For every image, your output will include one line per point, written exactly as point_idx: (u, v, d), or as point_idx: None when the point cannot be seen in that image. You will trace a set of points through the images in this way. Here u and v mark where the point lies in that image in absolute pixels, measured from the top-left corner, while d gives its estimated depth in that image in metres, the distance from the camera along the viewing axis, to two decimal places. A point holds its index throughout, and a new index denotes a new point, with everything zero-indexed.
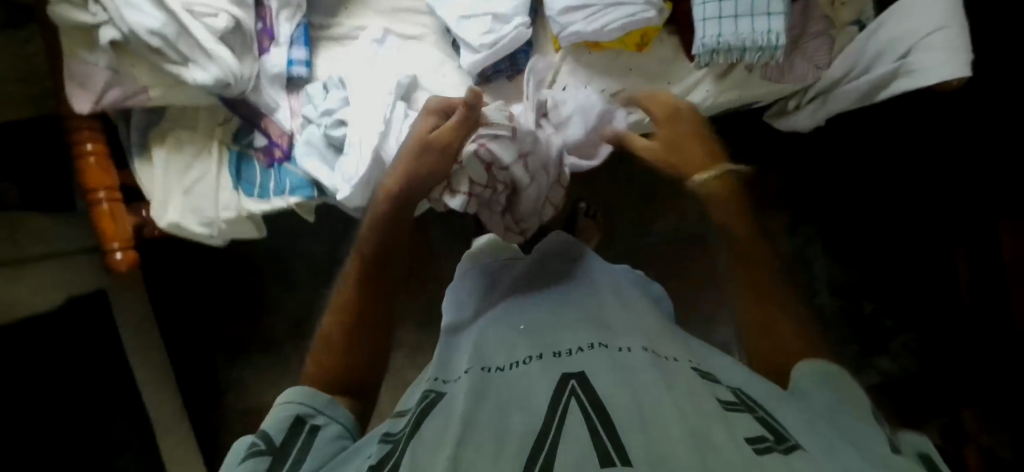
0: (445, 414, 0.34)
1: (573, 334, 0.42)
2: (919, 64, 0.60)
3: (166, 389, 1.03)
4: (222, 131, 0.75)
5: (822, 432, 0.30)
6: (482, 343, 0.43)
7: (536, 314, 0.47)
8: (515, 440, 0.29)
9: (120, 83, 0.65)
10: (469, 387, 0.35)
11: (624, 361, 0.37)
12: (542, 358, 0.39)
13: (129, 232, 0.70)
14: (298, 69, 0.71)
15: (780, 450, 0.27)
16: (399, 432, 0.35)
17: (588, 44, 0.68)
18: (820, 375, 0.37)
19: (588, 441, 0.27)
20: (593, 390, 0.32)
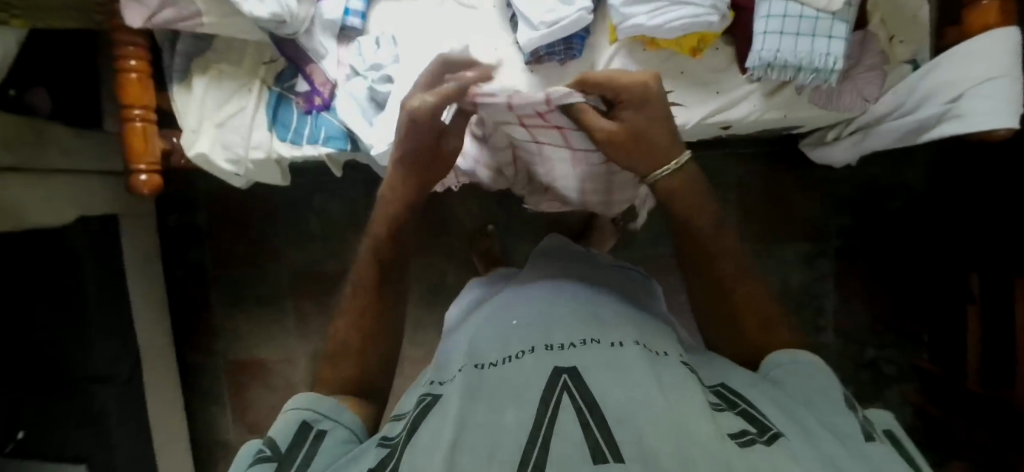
0: (442, 414, 0.39)
1: (567, 328, 0.47)
2: (967, 109, 0.60)
3: (160, 325, 1.02)
4: (266, 70, 0.75)
5: (803, 424, 0.37)
6: (480, 341, 0.49)
7: (529, 309, 0.52)
8: (509, 436, 0.34)
9: (175, 3, 0.64)
10: (464, 389, 0.40)
11: (614, 356, 0.42)
12: (535, 351, 0.43)
13: (157, 154, 0.71)
14: (353, 19, 0.70)
15: (762, 441, 0.34)
16: (396, 435, 0.41)
17: (645, 39, 0.67)
18: (793, 363, 0.45)
19: (581, 442, 0.32)
20: (585, 388, 0.37)
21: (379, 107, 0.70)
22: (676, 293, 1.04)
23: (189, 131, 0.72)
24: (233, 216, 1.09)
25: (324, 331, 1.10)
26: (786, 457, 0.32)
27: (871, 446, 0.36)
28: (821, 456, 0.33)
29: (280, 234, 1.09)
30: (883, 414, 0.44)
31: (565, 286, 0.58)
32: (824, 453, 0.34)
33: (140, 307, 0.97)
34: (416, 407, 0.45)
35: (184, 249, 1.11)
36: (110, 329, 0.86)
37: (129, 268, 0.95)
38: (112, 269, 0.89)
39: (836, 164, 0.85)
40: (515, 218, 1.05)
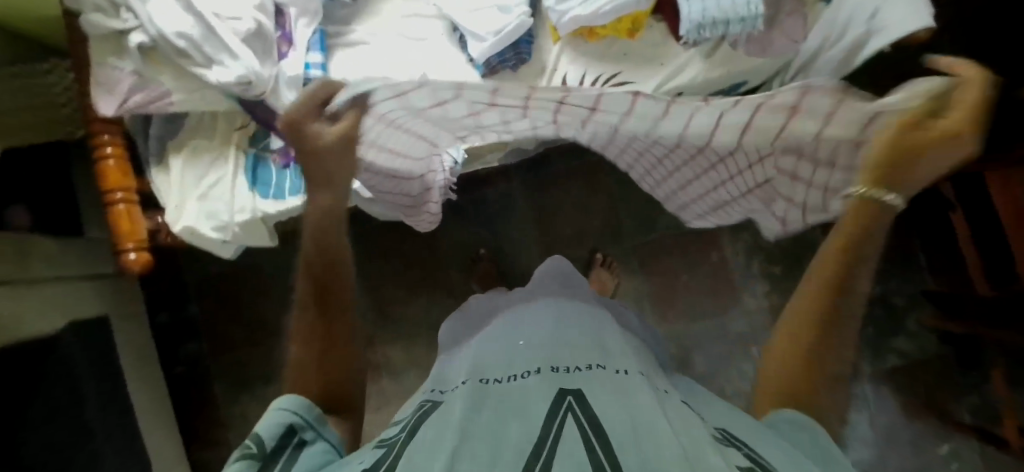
0: (441, 424, 0.36)
1: (573, 354, 0.45)
2: (885, 22, 0.66)
3: (163, 426, 0.98)
4: (239, 136, 0.77)
5: (801, 456, 0.33)
6: (483, 364, 0.47)
7: (537, 333, 0.51)
8: (513, 445, 0.32)
9: (144, 87, 0.69)
10: (468, 402, 0.38)
11: (620, 383, 0.40)
12: (541, 372, 0.41)
13: (144, 233, 0.73)
14: (314, 71, 0.75)
15: (762, 468, 0.30)
16: (393, 436, 0.38)
17: (585, 33, 0.73)
18: (795, 419, 0.38)
19: (584, 450, 0.29)
20: (589, 407, 0.35)
21: None
22: (676, 275, 1.05)
23: (172, 207, 0.74)
24: (226, 300, 1.09)
25: None
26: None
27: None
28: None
29: (276, 307, 1.09)
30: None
31: (566, 310, 0.57)
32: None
33: (143, 411, 0.93)
34: (414, 414, 0.42)
35: (180, 345, 1.09)
36: (114, 436, 0.82)
37: (126, 371, 0.92)
38: (109, 373, 0.86)
39: None
40: (502, 237, 1.06)
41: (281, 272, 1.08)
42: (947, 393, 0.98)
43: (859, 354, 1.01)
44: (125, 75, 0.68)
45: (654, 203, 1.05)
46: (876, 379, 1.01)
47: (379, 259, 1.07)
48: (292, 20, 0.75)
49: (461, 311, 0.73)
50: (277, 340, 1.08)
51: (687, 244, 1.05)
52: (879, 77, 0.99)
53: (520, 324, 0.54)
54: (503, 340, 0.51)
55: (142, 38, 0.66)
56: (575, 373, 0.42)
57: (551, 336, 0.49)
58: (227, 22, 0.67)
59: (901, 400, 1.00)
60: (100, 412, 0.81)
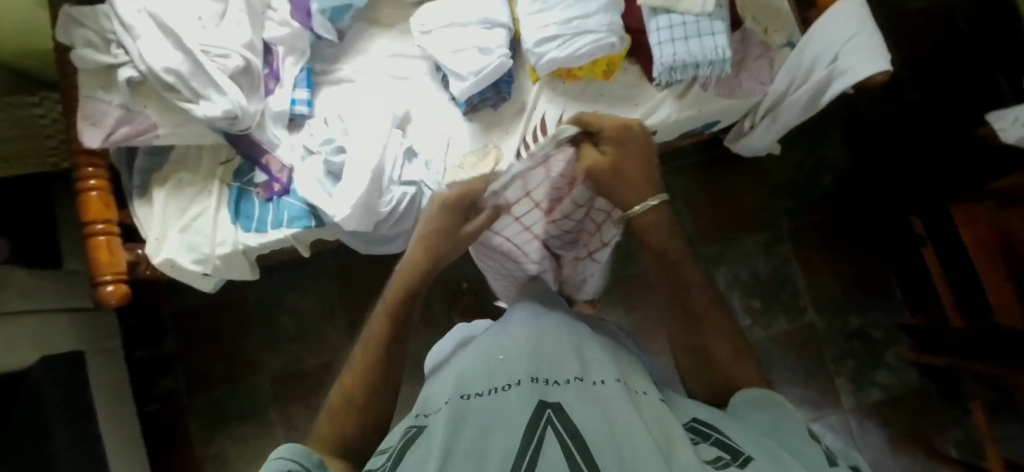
0: (424, 449, 0.35)
1: (554, 363, 0.44)
2: (845, 65, 0.69)
3: (133, 465, 0.95)
4: (223, 170, 0.78)
5: (772, 454, 0.32)
6: (463, 378, 0.46)
7: (518, 341, 0.49)
8: (495, 469, 0.31)
9: (131, 120, 0.70)
10: (450, 423, 0.37)
11: (599, 392, 0.39)
12: (521, 384, 0.40)
13: (123, 265, 0.73)
14: (300, 108, 0.78)
15: (736, 464, 0.30)
16: (378, 467, 0.37)
17: (562, 74, 0.76)
18: (759, 399, 0.39)
19: (564, 469, 0.29)
20: (569, 420, 0.34)
21: (336, 177, 0.76)
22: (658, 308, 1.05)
23: (154, 238, 0.74)
24: (205, 334, 1.07)
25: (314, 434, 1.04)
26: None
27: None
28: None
29: (256, 341, 1.07)
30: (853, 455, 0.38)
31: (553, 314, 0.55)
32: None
33: (113, 449, 0.90)
34: (398, 440, 0.40)
35: (155, 381, 1.06)
36: None
37: (98, 407, 0.89)
38: (81, 409, 0.84)
39: (760, 151, 0.92)
40: None
41: (263, 304, 1.08)
42: (931, 427, 0.98)
43: (842, 388, 1.01)
44: (113, 108, 0.69)
45: None
46: (860, 412, 1.00)
47: (362, 293, 1.07)
48: (281, 57, 0.78)
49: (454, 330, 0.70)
50: (256, 375, 1.06)
51: None
52: (848, 117, 1.04)
53: (499, 335, 0.53)
54: (486, 350, 0.50)
55: (131, 72, 0.68)
56: (556, 384, 0.40)
57: (531, 343, 0.48)
58: (216, 58, 0.69)
59: (887, 434, 0.99)
60: (68, 450, 0.78)
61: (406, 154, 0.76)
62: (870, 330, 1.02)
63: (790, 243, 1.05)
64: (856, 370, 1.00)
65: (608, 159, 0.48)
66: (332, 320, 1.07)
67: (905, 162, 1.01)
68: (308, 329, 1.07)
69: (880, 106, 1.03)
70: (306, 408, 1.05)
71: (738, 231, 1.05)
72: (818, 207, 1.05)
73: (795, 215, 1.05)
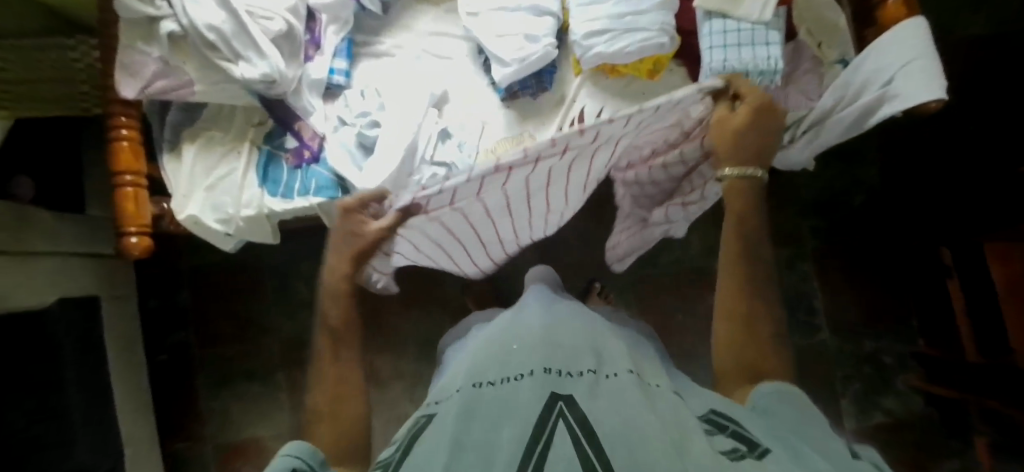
0: (434, 436, 0.34)
1: (565, 353, 0.43)
2: (899, 89, 0.66)
3: (140, 412, 0.96)
4: (255, 132, 0.78)
5: (794, 451, 0.32)
6: (473, 368, 0.45)
7: (526, 334, 0.48)
8: (504, 452, 0.30)
9: (169, 74, 0.69)
10: (458, 412, 0.36)
11: (612, 384, 0.37)
12: (532, 374, 0.39)
13: (148, 217, 0.73)
14: (338, 78, 0.78)
15: (753, 457, 0.30)
16: (388, 458, 0.36)
17: (605, 69, 0.74)
18: (778, 391, 0.40)
19: (574, 458, 0.28)
20: (581, 411, 0.33)
21: (368, 150, 0.75)
22: (672, 313, 1.05)
23: (179, 195, 0.74)
24: (219, 292, 1.08)
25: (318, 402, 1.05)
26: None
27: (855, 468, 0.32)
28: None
29: (269, 304, 1.08)
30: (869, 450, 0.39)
31: (562, 312, 0.53)
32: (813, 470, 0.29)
33: (122, 396, 0.91)
34: (409, 430, 0.39)
35: (167, 333, 1.08)
36: (90, 418, 0.80)
37: (110, 353, 0.90)
38: (93, 354, 0.85)
39: (795, 166, 0.90)
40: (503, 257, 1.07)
41: (279, 269, 1.08)
42: (931, 461, 0.98)
43: (845, 411, 1.01)
44: (151, 60, 0.68)
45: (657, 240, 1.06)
46: (861, 438, 1.00)
47: None
48: (323, 25, 0.77)
49: (461, 325, 0.69)
50: (265, 337, 1.07)
51: (685, 284, 1.05)
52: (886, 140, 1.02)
53: (512, 327, 0.52)
54: (498, 341, 0.49)
55: (173, 27, 0.67)
56: (568, 376, 0.39)
57: (542, 335, 0.46)
58: (260, 21, 0.68)
59: (885, 461, 0.99)
60: (79, 392, 0.79)
61: (440, 134, 0.75)
62: (882, 357, 1.01)
63: (810, 262, 1.04)
64: (861, 395, 1.00)
65: (736, 120, 0.53)
66: None
67: None
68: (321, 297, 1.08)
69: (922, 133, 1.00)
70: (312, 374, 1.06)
71: None
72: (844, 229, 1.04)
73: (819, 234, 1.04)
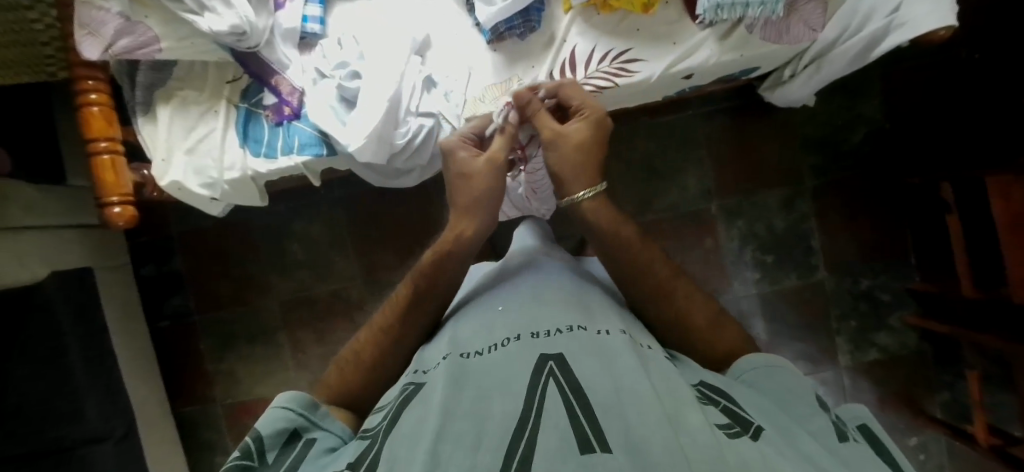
0: (423, 405, 0.34)
1: (553, 315, 0.42)
2: (908, 16, 0.63)
3: (148, 378, 0.98)
4: (230, 89, 0.74)
5: (785, 428, 0.32)
6: (459, 334, 0.44)
7: (516, 297, 0.47)
8: (494, 424, 0.30)
9: (132, 31, 0.65)
10: (446, 379, 0.35)
11: (602, 343, 0.37)
12: (521, 339, 0.39)
13: (129, 185, 0.71)
14: (312, 25, 0.74)
15: (748, 435, 0.29)
16: (376, 427, 0.36)
17: (597, 3, 0.70)
18: (765, 367, 0.41)
19: (566, 428, 0.28)
20: (572, 375, 0.33)
21: (349, 104, 0.73)
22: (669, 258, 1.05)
23: (159, 160, 0.71)
24: (212, 257, 1.07)
25: (322, 358, 1.07)
26: (779, 454, 0.27)
27: (845, 448, 0.32)
28: (808, 454, 0.29)
29: (265, 267, 1.07)
30: (852, 408, 0.40)
31: (547, 272, 0.53)
32: (804, 450, 0.29)
33: (127, 364, 0.92)
34: (397, 398, 0.39)
35: (165, 300, 1.08)
36: (100, 387, 0.82)
37: (110, 324, 0.91)
38: (95, 325, 0.85)
39: (794, 101, 0.87)
40: None
41: (272, 231, 1.06)
42: (921, 389, 1.01)
43: (841, 346, 1.03)
44: (112, 16, 0.63)
45: (654, 185, 1.04)
46: (854, 370, 1.03)
47: (372, 224, 1.06)
48: None
49: None
50: (264, 298, 1.07)
51: (684, 228, 1.04)
52: (891, 71, 0.98)
53: (501, 286, 0.51)
54: (485, 303, 0.48)
55: None
56: (557, 335, 0.39)
57: (530, 299, 0.46)
58: None
59: (876, 390, 1.02)
60: (85, 363, 0.80)
61: (424, 84, 0.74)
62: (879, 293, 1.02)
63: (810, 200, 1.02)
64: (855, 330, 1.02)
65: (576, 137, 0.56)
66: (341, 250, 1.07)
67: (943, 124, 0.97)
68: (317, 256, 1.07)
69: (926, 61, 0.97)
70: (314, 333, 1.07)
71: (758, 186, 1.03)
72: (846, 166, 1.01)
73: (820, 172, 1.02)
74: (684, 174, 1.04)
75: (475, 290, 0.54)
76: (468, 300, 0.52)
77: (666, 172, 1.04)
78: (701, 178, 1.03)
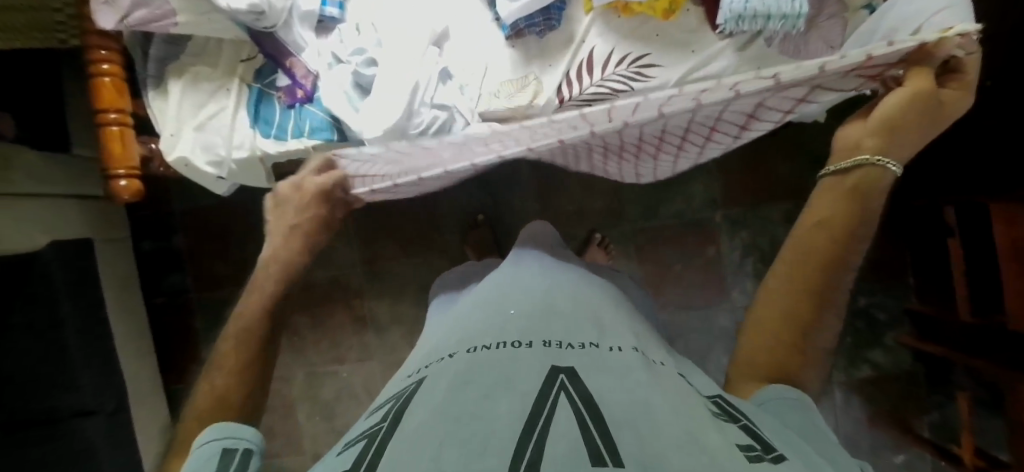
0: (433, 399, 0.35)
1: (567, 327, 0.42)
2: None
3: (142, 353, 0.98)
4: (244, 68, 0.73)
5: (805, 456, 0.32)
6: (469, 333, 0.45)
7: (526, 301, 0.48)
8: (504, 426, 0.29)
9: (148, 3, 0.64)
10: (455, 380, 0.36)
11: (618, 360, 0.38)
12: (534, 346, 0.39)
13: (136, 158, 0.71)
14: (331, 9, 0.74)
15: (769, 459, 0.29)
16: (375, 427, 0.36)
17: (617, 6, 0.69)
18: (786, 398, 0.41)
19: (579, 437, 0.27)
20: (583, 388, 0.33)
21: (364, 91, 0.73)
22: (670, 266, 1.06)
23: (168, 134, 0.70)
24: (213, 236, 1.07)
25: (320, 344, 1.08)
26: None
27: None
28: None
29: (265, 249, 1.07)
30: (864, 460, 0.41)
31: (559, 278, 0.54)
32: None
33: (122, 338, 0.92)
34: (398, 397, 0.39)
35: (163, 276, 1.08)
36: (93, 359, 0.81)
37: (107, 296, 0.90)
38: (92, 297, 0.85)
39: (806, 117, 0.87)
40: (503, 206, 1.06)
41: None
42: (910, 409, 1.03)
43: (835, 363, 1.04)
44: None
45: (659, 190, 1.05)
46: (846, 386, 1.04)
47: (377, 212, 1.06)
48: None
49: (442, 283, 0.73)
50: None
51: (687, 236, 1.05)
52: None
53: (509, 285, 0.53)
54: (496, 304, 0.49)
55: None
56: (570, 348, 0.39)
57: (542, 305, 0.46)
58: None
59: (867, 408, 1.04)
60: (77, 333, 0.79)
61: (440, 75, 0.75)
62: (875, 313, 1.03)
63: None
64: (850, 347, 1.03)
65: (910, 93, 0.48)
66: (343, 237, 1.07)
67: None
68: None
69: None
70: (310, 318, 1.08)
71: (763, 200, 1.03)
72: None
73: None
74: (691, 182, 1.04)
75: (475, 297, 0.56)
76: (467, 306, 0.54)
77: (672, 179, 1.04)
78: (707, 188, 1.04)
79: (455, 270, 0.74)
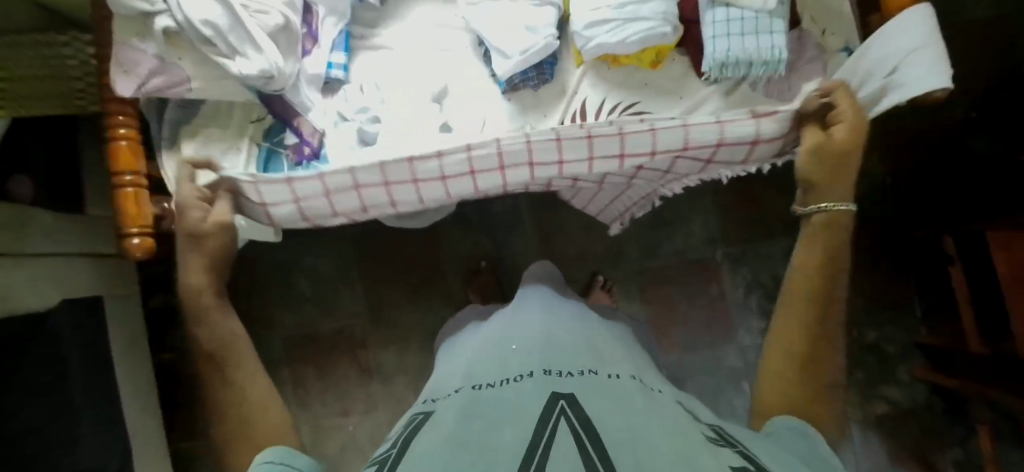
0: (436, 428, 0.35)
1: (567, 357, 0.43)
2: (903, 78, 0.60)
3: (148, 409, 0.97)
4: (254, 128, 0.77)
5: None
6: (475, 367, 0.45)
7: (526, 334, 0.49)
8: (505, 451, 0.29)
9: (165, 71, 0.68)
10: (458, 410, 0.37)
11: (615, 386, 0.38)
12: (534, 376, 0.39)
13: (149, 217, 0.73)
14: (336, 71, 0.78)
15: None
16: (383, 453, 0.36)
17: (608, 59, 0.73)
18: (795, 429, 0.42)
19: (574, 458, 0.28)
20: (582, 412, 0.33)
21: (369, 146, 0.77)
22: (674, 304, 1.06)
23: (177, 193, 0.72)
24: None
25: (326, 394, 1.07)
26: None
27: None
28: None
29: (271, 301, 1.08)
30: None
31: (558, 314, 0.55)
32: None
33: (128, 395, 0.91)
34: (404, 427, 0.40)
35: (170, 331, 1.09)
36: (100, 419, 0.81)
37: (115, 353, 0.91)
38: (101, 354, 0.85)
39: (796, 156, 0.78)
40: (505, 250, 1.07)
41: (279, 265, 1.08)
42: (931, 444, 1.00)
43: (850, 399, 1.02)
44: (148, 56, 0.66)
45: (659, 229, 1.06)
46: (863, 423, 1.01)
47: (381, 260, 1.08)
48: (320, 18, 0.76)
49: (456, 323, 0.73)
50: (270, 330, 1.07)
51: (689, 273, 1.06)
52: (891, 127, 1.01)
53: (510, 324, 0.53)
54: (500, 339, 0.50)
55: (168, 22, 0.64)
56: (569, 375, 0.40)
57: (542, 337, 0.47)
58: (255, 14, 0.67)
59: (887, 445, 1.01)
60: (84, 392, 0.79)
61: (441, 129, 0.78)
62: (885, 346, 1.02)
63: None
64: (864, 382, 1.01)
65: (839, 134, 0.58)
66: (348, 286, 1.08)
67: (944, 183, 0.99)
68: (325, 291, 1.08)
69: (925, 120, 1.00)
70: (316, 368, 1.08)
71: (763, 236, 1.04)
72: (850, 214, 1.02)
73: None
74: (690, 221, 1.06)
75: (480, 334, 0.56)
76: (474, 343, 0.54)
77: (670, 218, 1.06)
78: (707, 226, 1.05)
79: (465, 313, 0.74)
